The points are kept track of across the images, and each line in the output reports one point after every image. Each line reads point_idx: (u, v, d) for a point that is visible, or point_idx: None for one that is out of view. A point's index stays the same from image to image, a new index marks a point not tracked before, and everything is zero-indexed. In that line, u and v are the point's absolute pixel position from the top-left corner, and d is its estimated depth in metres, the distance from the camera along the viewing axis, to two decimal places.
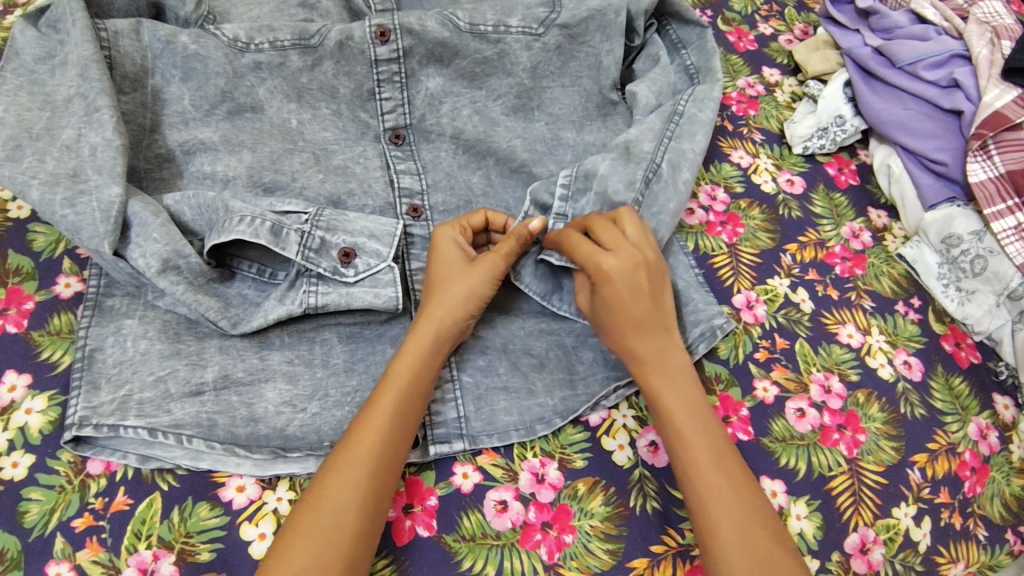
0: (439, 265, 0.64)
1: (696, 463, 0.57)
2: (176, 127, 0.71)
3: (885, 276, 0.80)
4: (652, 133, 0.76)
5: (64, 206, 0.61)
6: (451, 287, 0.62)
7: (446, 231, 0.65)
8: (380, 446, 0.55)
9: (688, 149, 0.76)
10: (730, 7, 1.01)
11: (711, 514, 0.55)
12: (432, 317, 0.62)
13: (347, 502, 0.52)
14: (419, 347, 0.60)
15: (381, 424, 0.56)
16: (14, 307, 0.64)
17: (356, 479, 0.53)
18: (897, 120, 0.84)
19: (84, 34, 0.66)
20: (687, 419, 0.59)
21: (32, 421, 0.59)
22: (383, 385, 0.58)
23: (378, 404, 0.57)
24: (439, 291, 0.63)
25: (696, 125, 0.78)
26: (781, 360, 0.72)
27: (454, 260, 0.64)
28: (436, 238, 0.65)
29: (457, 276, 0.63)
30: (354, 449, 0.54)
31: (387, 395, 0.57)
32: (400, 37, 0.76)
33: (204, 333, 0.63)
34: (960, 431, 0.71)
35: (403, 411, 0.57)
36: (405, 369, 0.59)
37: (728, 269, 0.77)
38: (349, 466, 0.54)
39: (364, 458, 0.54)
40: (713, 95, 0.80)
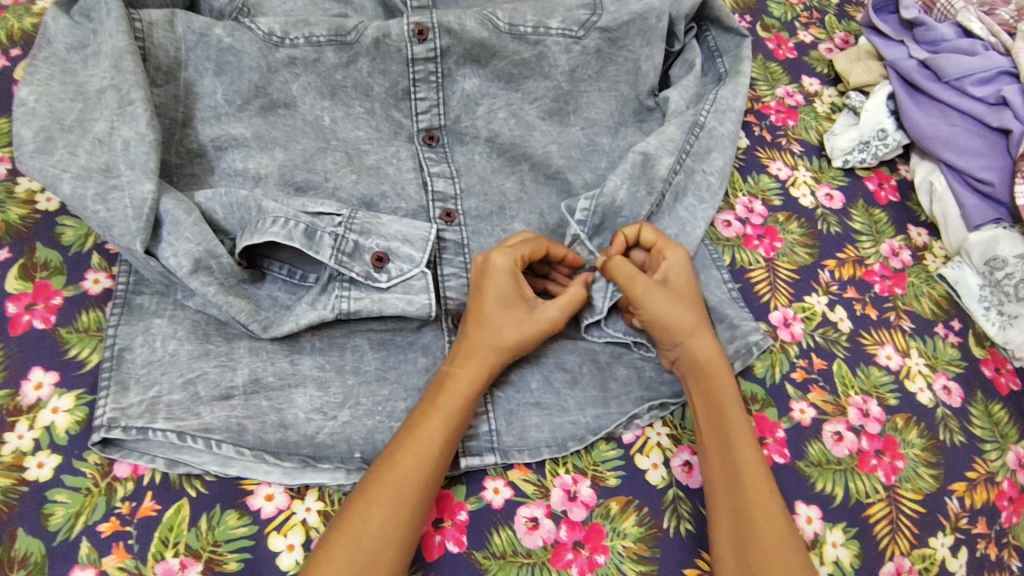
0: (493, 300, 0.62)
1: (752, 478, 0.57)
2: (208, 122, 0.69)
3: (925, 296, 0.78)
4: (674, 147, 0.75)
5: (96, 202, 0.59)
6: (504, 333, 0.62)
7: (507, 264, 0.62)
8: (419, 480, 0.54)
9: (703, 169, 0.77)
10: (770, 13, 0.99)
11: (761, 529, 0.54)
12: (479, 356, 0.61)
13: (387, 538, 0.51)
14: (464, 384, 0.59)
15: (423, 460, 0.55)
16: (42, 302, 0.63)
17: (395, 517, 0.52)
18: (942, 136, 0.82)
19: (119, 25, 0.65)
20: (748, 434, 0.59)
21: (59, 420, 0.58)
22: (425, 417, 0.57)
23: (420, 437, 0.56)
24: (491, 331, 0.62)
25: (716, 141, 0.78)
26: (818, 381, 0.70)
27: (510, 296, 0.62)
28: (498, 267, 0.62)
29: (517, 320, 0.62)
30: (394, 484, 0.53)
31: (429, 428, 0.56)
32: (438, 36, 0.74)
33: (234, 334, 0.62)
34: (998, 460, 0.70)
35: (446, 446, 0.56)
36: (448, 403, 0.58)
37: (765, 284, 0.75)
38: (389, 501, 0.52)
39: (404, 497, 0.53)
40: (735, 105, 0.80)
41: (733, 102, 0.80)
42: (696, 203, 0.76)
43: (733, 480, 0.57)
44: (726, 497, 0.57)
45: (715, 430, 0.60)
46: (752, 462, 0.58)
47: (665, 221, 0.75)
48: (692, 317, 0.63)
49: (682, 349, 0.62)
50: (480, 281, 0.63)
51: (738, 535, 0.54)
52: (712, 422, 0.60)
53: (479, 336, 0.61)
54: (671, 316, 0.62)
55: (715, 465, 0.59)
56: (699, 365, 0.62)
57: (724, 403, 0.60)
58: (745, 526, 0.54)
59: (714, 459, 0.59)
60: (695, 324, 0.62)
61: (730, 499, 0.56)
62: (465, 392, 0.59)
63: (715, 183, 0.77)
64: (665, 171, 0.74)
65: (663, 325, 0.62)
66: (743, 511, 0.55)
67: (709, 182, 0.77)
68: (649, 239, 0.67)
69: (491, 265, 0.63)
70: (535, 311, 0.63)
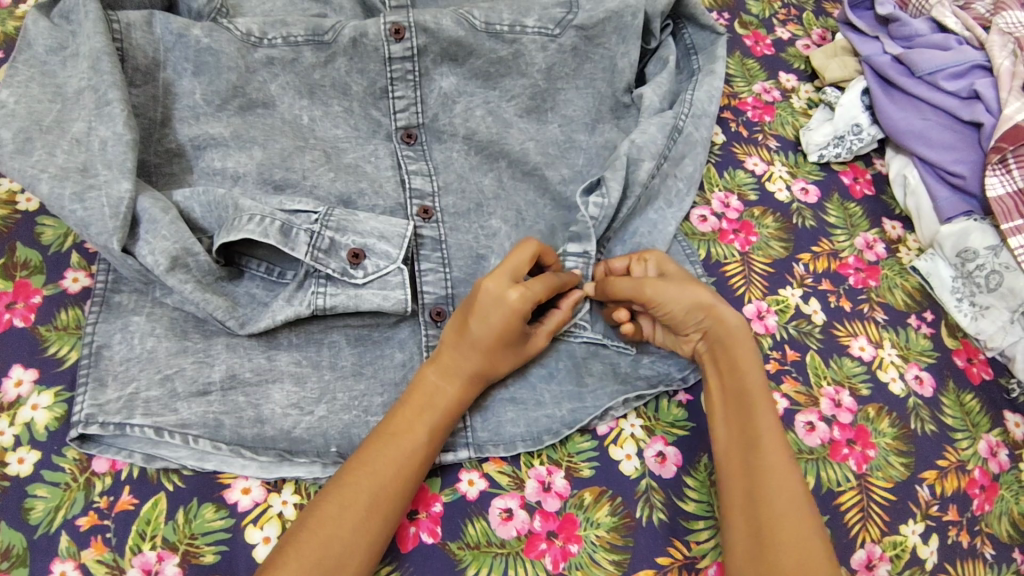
0: (498, 338, 0.60)
1: (770, 439, 0.57)
2: (187, 122, 0.70)
3: (899, 288, 0.79)
4: (654, 151, 0.76)
5: (73, 200, 0.60)
6: (501, 364, 0.62)
7: (520, 307, 0.59)
8: (396, 490, 0.55)
9: (675, 174, 0.79)
10: (748, 10, 1.00)
11: (771, 491, 0.55)
12: (474, 382, 0.61)
13: (359, 543, 0.52)
14: (447, 398, 0.60)
15: (405, 472, 0.56)
16: (22, 301, 0.63)
17: (368, 522, 0.53)
18: (915, 130, 0.84)
19: (96, 26, 0.66)
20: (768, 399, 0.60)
21: (38, 417, 0.59)
22: (407, 427, 0.57)
23: (403, 447, 0.56)
24: (487, 365, 0.61)
25: (691, 147, 0.80)
26: (791, 372, 0.71)
27: (517, 335, 0.61)
28: (512, 310, 0.59)
29: (513, 353, 0.62)
30: (372, 490, 0.54)
31: (412, 438, 0.57)
32: (415, 35, 0.75)
33: (211, 331, 0.63)
34: (970, 448, 0.71)
35: (426, 459, 0.57)
36: (433, 416, 0.59)
37: (740, 278, 0.76)
38: (366, 507, 0.53)
39: (380, 505, 0.54)
40: (710, 109, 0.81)
41: (707, 107, 0.81)
42: (666, 206, 0.77)
43: (750, 441, 0.58)
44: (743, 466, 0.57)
45: (737, 394, 0.61)
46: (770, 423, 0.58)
47: (639, 220, 0.77)
48: (710, 293, 0.63)
49: (708, 322, 0.63)
50: (483, 312, 0.59)
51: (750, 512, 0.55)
52: (736, 385, 0.61)
53: (476, 366, 0.60)
54: (685, 300, 0.63)
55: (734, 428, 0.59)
56: (722, 335, 0.62)
57: (746, 372, 0.61)
58: (756, 485, 0.55)
59: (735, 423, 0.59)
60: (717, 297, 0.63)
61: (745, 458, 0.57)
62: (449, 409, 0.60)
63: (684, 189, 0.79)
64: (645, 177, 0.75)
65: (685, 308, 0.63)
66: (754, 470, 0.56)
67: (679, 187, 0.79)
68: (621, 266, 0.70)
69: (506, 305, 0.59)
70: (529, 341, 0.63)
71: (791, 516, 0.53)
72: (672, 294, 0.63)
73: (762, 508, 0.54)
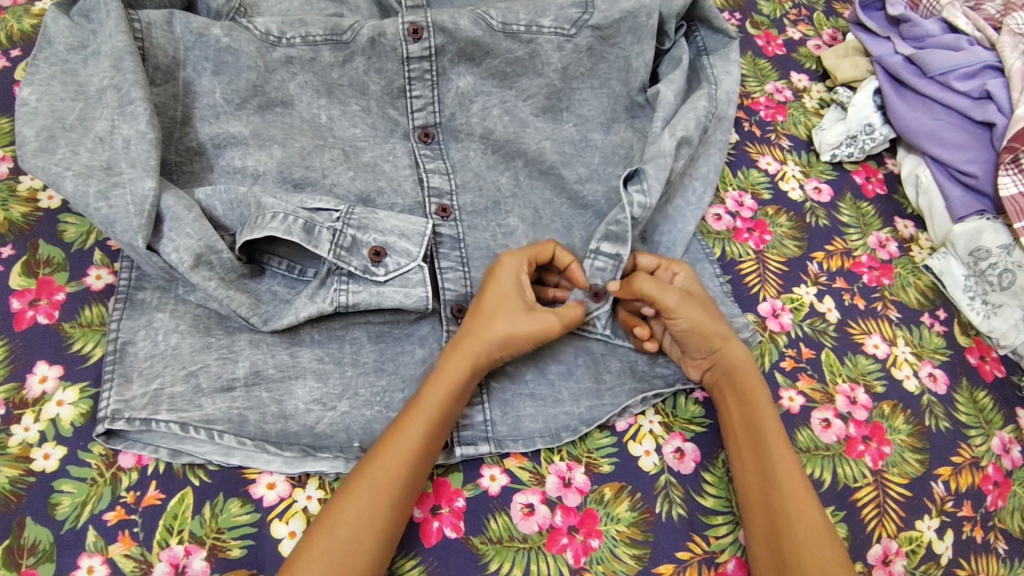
0: (493, 296, 0.64)
1: (788, 477, 0.58)
2: (207, 121, 0.71)
3: (911, 286, 0.80)
4: (687, 150, 0.76)
5: (97, 198, 0.61)
6: (496, 325, 0.62)
7: (511, 263, 0.65)
8: (397, 475, 0.55)
9: (691, 174, 0.80)
10: (759, 11, 1.00)
11: (790, 517, 0.56)
12: (474, 352, 0.61)
13: (364, 529, 0.52)
14: (450, 378, 0.60)
15: (406, 451, 0.56)
16: (45, 298, 0.64)
17: (378, 508, 0.53)
18: (926, 130, 0.84)
19: (118, 25, 0.66)
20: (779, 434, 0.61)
21: (64, 413, 0.59)
22: (412, 411, 0.58)
23: (406, 429, 0.57)
24: (482, 323, 0.62)
25: (707, 147, 0.81)
26: (807, 370, 0.72)
27: (510, 295, 0.64)
28: (504, 265, 0.64)
29: (509, 316, 0.62)
30: (377, 473, 0.55)
31: (413, 421, 0.57)
32: (433, 35, 0.76)
33: (234, 328, 0.63)
34: (984, 445, 0.71)
35: (429, 440, 0.57)
36: (434, 396, 0.59)
37: (755, 276, 0.77)
38: (368, 493, 0.54)
39: (383, 492, 0.54)
40: (728, 113, 0.83)
41: (727, 111, 0.83)
42: (684, 205, 0.78)
43: (764, 465, 0.59)
44: (760, 491, 0.58)
45: (750, 432, 0.61)
46: (785, 460, 0.59)
47: (654, 219, 0.77)
48: (724, 325, 0.65)
49: (719, 351, 0.64)
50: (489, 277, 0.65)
51: (774, 534, 0.56)
52: (747, 421, 0.62)
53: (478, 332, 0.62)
54: (703, 323, 0.63)
55: (750, 466, 0.60)
56: (732, 371, 0.64)
57: (756, 399, 0.63)
58: (779, 521, 0.56)
59: (749, 460, 0.60)
60: (727, 328, 0.64)
61: (765, 499, 0.58)
62: (452, 388, 0.59)
63: (699, 189, 0.79)
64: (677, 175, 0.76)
65: (700, 331, 0.63)
66: (774, 499, 0.57)
67: (695, 186, 0.79)
68: (649, 263, 0.70)
69: (500, 265, 0.65)
70: (531, 310, 0.63)
71: (817, 547, 0.55)
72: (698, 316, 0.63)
73: (784, 537, 0.55)
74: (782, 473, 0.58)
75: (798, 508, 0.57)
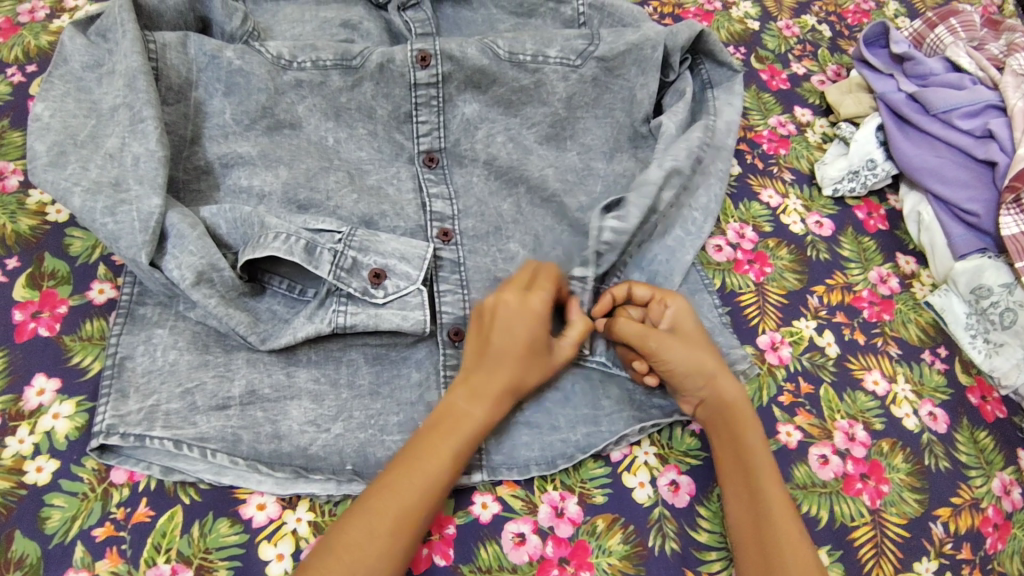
0: (524, 342, 0.62)
1: (782, 516, 0.57)
2: (216, 140, 0.72)
3: (912, 323, 0.79)
4: (676, 181, 0.78)
5: (104, 214, 0.62)
6: (523, 374, 0.62)
7: (540, 306, 0.63)
8: (421, 520, 0.55)
9: (690, 205, 0.80)
10: (764, 46, 1.02)
11: (784, 556, 0.55)
12: (502, 398, 0.61)
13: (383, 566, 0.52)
14: (474, 419, 0.59)
15: (433, 496, 0.56)
16: (47, 310, 0.64)
17: (393, 542, 0.53)
18: (929, 167, 0.85)
19: (134, 46, 0.68)
20: (773, 473, 0.60)
21: (59, 426, 0.59)
22: (436, 455, 0.57)
23: (430, 473, 0.56)
24: (513, 373, 0.61)
25: (705, 178, 0.82)
26: (805, 405, 0.71)
27: (540, 343, 0.63)
28: (535, 311, 0.62)
29: (540, 365, 0.63)
30: (384, 502, 0.54)
31: (436, 465, 0.57)
32: (440, 62, 0.77)
33: (232, 346, 0.64)
34: (984, 486, 0.70)
35: (451, 484, 0.57)
36: (457, 443, 0.58)
37: (755, 308, 0.77)
38: (389, 530, 0.53)
39: (404, 532, 0.54)
40: (726, 144, 0.84)
41: (726, 141, 0.84)
42: (682, 235, 0.79)
43: (757, 503, 0.58)
44: (752, 529, 0.58)
45: (743, 471, 0.60)
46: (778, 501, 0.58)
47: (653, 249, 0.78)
48: (712, 360, 0.63)
49: (708, 384, 0.63)
50: (509, 318, 0.62)
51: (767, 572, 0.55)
52: (738, 456, 0.61)
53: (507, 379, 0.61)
54: (692, 359, 0.63)
55: (742, 502, 0.59)
56: (723, 408, 0.63)
57: (748, 434, 0.62)
58: (772, 558, 0.56)
59: (743, 496, 0.59)
60: (718, 363, 0.63)
61: (759, 537, 0.57)
62: (477, 429, 0.59)
63: (699, 219, 0.80)
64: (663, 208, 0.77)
65: (689, 368, 0.62)
66: (767, 538, 0.57)
67: (694, 217, 0.80)
68: (643, 295, 0.68)
69: (529, 307, 0.62)
70: (555, 351, 0.64)
71: None
72: (688, 355, 0.63)
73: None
74: (775, 511, 0.58)
75: (791, 548, 0.56)
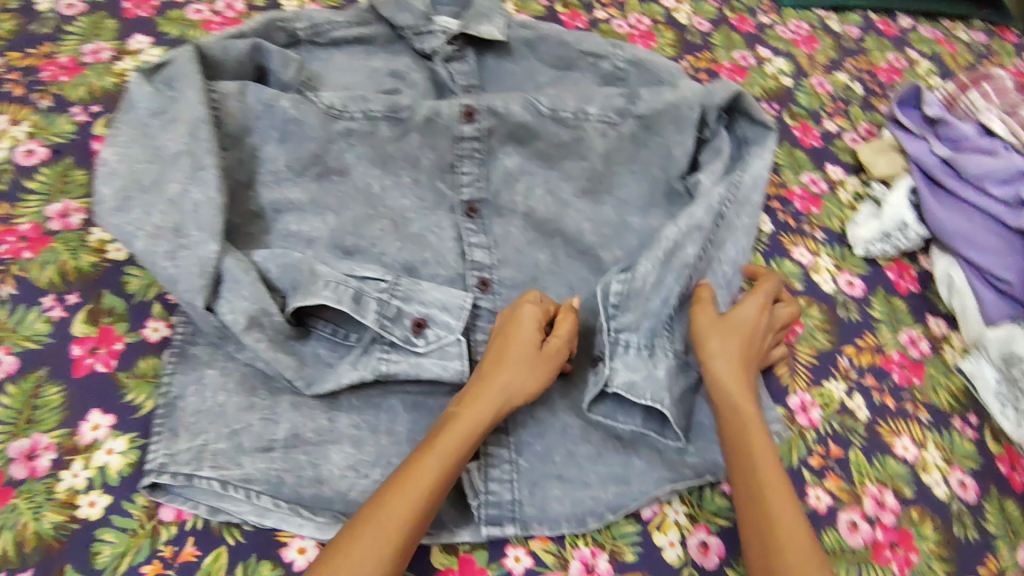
0: (516, 341, 0.65)
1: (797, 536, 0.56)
2: (269, 186, 0.75)
3: (943, 388, 0.80)
4: (698, 235, 0.78)
5: (165, 258, 0.65)
6: (515, 370, 0.64)
7: (531, 311, 0.67)
8: (405, 519, 0.54)
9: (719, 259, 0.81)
10: (797, 102, 1.04)
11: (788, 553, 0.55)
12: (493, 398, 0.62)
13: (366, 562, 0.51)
14: (467, 420, 0.60)
15: (420, 495, 0.55)
16: (105, 347, 0.67)
17: (377, 540, 0.52)
18: (963, 233, 0.86)
19: (198, 95, 0.72)
20: (778, 473, 0.60)
21: (112, 462, 0.62)
22: (424, 454, 0.58)
23: (418, 471, 0.57)
24: (505, 371, 0.63)
25: (731, 232, 0.83)
26: (835, 469, 0.72)
27: (532, 342, 0.65)
28: (525, 315, 0.67)
29: (530, 366, 0.64)
30: (388, 513, 0.54)
31: (424, 468, 0.57)
32: (484, 117, 0.81)
33: (278, 389, 0.66)
34: (1012, 558, 0.70)
35: (440, 485, 0.57)
36: (448, 442, 0.59)
37: (786, 368, 0.78)
38: (375, 527, 0.53)
39: (389, 530, 0.53)
40: (752, 199, 0.85)
41: (751, 196, 0.85)
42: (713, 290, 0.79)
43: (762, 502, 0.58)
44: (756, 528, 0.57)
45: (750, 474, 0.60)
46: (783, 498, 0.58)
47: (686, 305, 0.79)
48: (735, 350, 0.68)
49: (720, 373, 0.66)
50: (507, 324, 0.67)
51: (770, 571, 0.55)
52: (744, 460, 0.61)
53: (499, 383, 0.62)
54: (720, 340, 0.68)
55: (747, 501, 0.59)
56: (735, 421, 0.64)
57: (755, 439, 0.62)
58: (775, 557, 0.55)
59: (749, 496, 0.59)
60: (732, 355, 0.67)
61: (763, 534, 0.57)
62: (466, 429, 0.60)
63: (730, 274, 0.81)
64: (691, 259, 0.76)
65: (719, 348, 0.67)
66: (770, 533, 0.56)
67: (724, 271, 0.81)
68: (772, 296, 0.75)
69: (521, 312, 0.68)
70: (545, 353, 0.66)
71: None
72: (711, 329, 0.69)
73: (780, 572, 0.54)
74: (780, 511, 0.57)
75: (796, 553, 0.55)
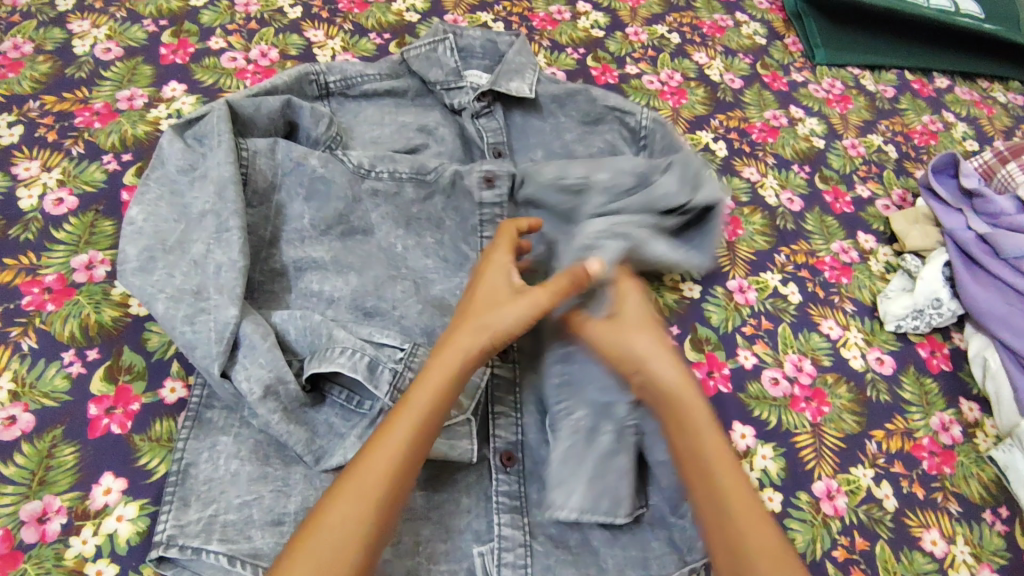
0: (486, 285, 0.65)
1: (743, 511, 0.55)
2: (293, 244, 0.74)
3: (975, 478, 0.77)
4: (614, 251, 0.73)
5: (184, 322, 0.64)
6: (490, 311, 0.63)
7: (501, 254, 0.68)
8: (377, 487, 0.53)
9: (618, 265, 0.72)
10: (829, 165, 1.02)
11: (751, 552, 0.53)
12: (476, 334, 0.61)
13: (347, 536, 0.51)
14: (445, 368, 0.59)
15: (392, 458, 0.54)
16: (121, 407, 0.67)
17: (351, 514, 0.52)
18: (998, 314, 0.83)
19: (227, 155, 0.72)
20: (729, 464, 0.58)
21: (122, 529, 0.61)
22: (395, 416, 0.57)
23: (386, 435, 0.55)
24: (482, 313, 0.63)
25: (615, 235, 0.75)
26: (859, 563, 0.69)
27: (505, 284, 0.65)
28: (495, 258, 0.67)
29: (502, 304, 0.63)
30: (361, 480, 0.53)
31: (392, 432, 0.56)
32: (506, 184, 0.81)
33: (291, 459, 0.65)
34: None
35: (415, 445, 0.56)
36: (419, 399, 0.58)
37: (811, 451, 0.75)
38: (347, 502, 0.52)
39: (364, 501, 0.52)
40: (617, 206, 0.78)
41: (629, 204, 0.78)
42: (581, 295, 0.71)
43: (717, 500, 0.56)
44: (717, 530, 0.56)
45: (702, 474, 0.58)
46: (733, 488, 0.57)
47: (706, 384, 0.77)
48: (642, 347, 0.63)
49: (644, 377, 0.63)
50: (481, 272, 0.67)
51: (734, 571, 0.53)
52: (693, 458, 0.58)
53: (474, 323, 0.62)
54: (624, 344, 0.64)
55: (702, 500, 0.57)
56: (678, 414, 0.60)
57: (698, 433, 0.59)
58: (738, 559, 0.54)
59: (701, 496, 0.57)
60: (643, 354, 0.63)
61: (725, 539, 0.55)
62: (442, 377, 0.59)
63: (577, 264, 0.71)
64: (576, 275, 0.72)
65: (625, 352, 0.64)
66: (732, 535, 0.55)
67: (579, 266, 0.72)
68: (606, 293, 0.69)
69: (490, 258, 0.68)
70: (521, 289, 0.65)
71: None
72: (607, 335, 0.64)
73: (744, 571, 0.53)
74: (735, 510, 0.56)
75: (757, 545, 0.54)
